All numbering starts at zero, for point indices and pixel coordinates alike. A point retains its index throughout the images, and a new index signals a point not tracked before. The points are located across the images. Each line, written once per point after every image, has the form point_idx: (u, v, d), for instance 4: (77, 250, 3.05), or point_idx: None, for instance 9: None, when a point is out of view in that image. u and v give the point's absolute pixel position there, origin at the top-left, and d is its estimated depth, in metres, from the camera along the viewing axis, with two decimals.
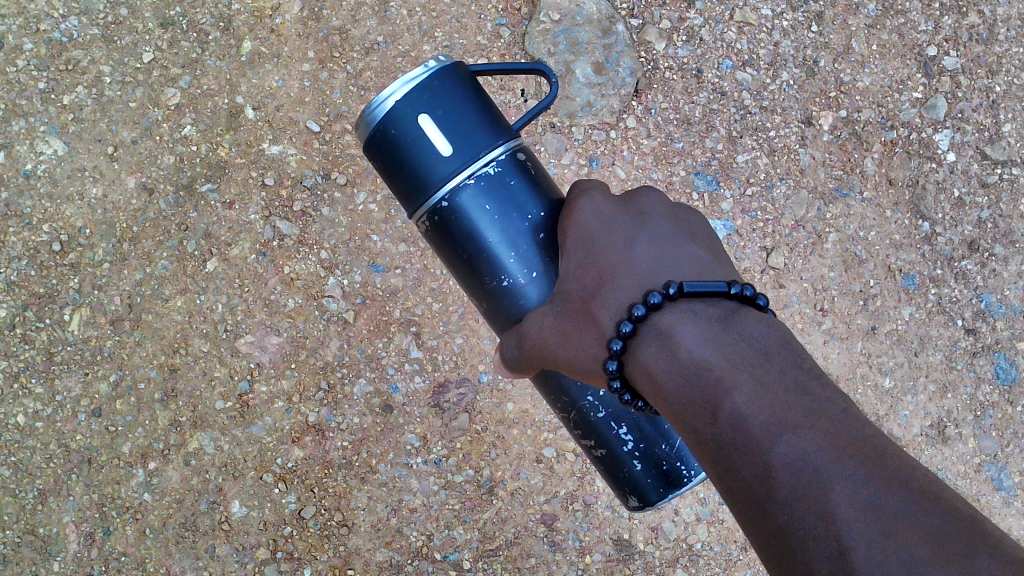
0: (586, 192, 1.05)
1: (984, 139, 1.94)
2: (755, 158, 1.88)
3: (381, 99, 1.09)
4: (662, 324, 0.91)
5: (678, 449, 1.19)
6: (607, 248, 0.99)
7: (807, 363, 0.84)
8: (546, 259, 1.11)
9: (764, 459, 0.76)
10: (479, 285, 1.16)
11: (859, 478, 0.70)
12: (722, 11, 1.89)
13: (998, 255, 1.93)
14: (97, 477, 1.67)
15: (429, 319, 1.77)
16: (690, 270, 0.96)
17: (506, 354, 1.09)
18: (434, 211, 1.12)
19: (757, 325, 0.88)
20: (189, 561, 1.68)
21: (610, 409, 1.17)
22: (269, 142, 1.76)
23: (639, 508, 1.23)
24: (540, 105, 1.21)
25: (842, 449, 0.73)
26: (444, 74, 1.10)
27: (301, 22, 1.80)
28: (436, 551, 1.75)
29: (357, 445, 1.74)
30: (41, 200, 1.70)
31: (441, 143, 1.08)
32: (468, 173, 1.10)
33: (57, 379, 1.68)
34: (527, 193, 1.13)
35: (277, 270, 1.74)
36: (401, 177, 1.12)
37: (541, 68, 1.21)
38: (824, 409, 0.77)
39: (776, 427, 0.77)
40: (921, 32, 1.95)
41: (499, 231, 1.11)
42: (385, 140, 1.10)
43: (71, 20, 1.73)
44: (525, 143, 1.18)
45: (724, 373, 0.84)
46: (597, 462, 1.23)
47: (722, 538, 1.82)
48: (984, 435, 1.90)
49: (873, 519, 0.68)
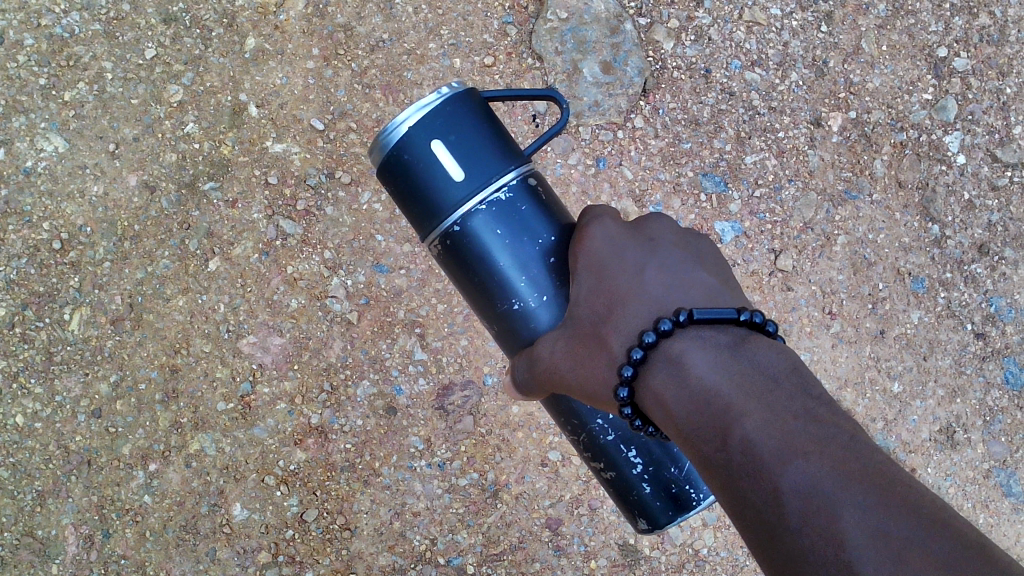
0: (597, 217, 1.03)
1: (994, 141, 1.92)
2: (764, 159, 1.86)
3: (395, 124, 1.07)
4: (674, 350, 0.89)
5: (687, 472, 1.17)
6: (619, 274, 0.97)
7: (818, 391, 0.82)
8: (558, 283, 1.09)
9: (773, 485, 0.74)
10: (491, 307, 1.13)
11: (869, 505, 0.69)
12: (731, 10, 1.87)
13: (1008, 258, 1.91)
14: (97, 479, 1.65)
15: (433, 320, 1.75)
16: (700, 295, 0.94)
17: (518, 377, 1.07)
18: (446, 234, 1.10)
19: (767, 353, 0.86)
20: (189, 564, 1.66)
21: (620, 432, 1.15)
22: (273, 140, 1.74)
23: (648, 530, 1.21)
24: (553, 129, 1.19)
25: (852, 475, 0.71)
26: (458, 100, 1.09)
27: (305, 19, 1.77)
28: (440, 556, 1.73)
29: (360, 447, 1.72)
30: (41, 198, 1.68)
31: (454, 168, 1.07)
32: (480, 197, 1.08)
33: (56, 379, 1.66)
34: (538, 218, 1.11)
35: (280, 270, 1.72)
36: (414, 201, 1.10)
37: (554, 94, 1.19)
38: (833, 435, 0.75)
39: (786, 453, 0.75)
40: (932, 33, 1.92)
41: (511, 255, 1.09)
42: (398, 165, 1.08)
43: (73, 15, 1.71)
44: (536, 167, 1.15)
45: (734, 401, 0.81)
46: (607, 484, 1.21)
47: (728, 543, 1.80)
48: (993, 440, 1.88)
49: (883, 545, 0.66)
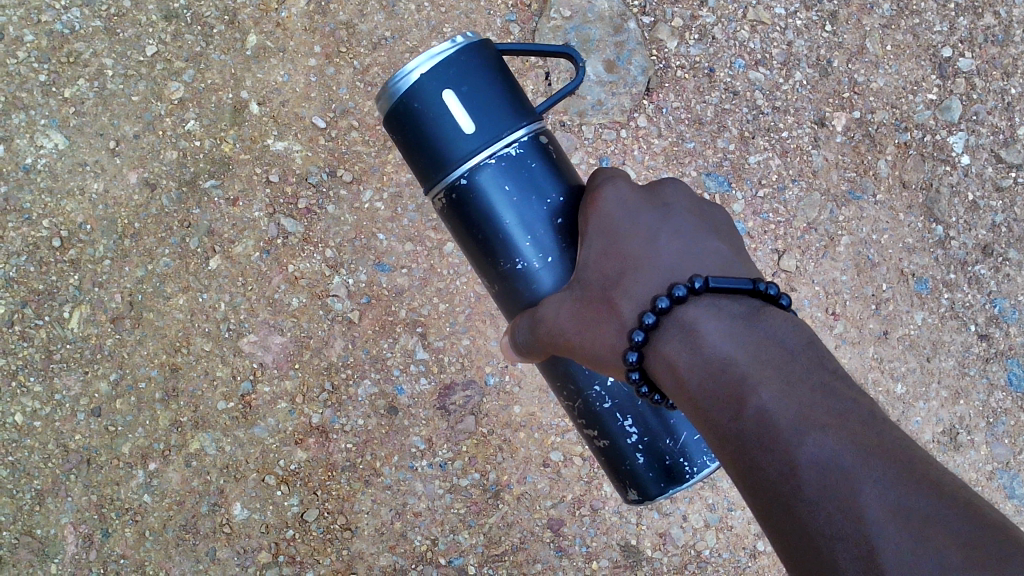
0: (610, 180, 1.02)
1: (998, 142, 1.91)
2: (767, 159, 1.85)
3: (406, 71, 1.06)
4: (686, 317, 0.87)
5: (682, 444, 1.15)
6: (631, 238, 0.96)
7: (834, 365, 0.80)
8: (563, 245, 1.09)
9: (790, 458, 0.72)
10: (493, 265, 1.13)
11: (889, 480, 0.66)
12: (735, 9, 1.86)
13: (1012, 260, 1.90)
14: (96, 478, 1.64)
15: (435, 319, 1.74)
16: (715, 265, 0.93)
17: (519, 337, 1.06)
18: (452, 187, 1.09)
19: (783, 325, 0.84)
20: (189, 563, 1.65)
21: (617, 401, 1.15)
22: (274, 138, 1.73)
23: (638, 502, 1.20)
24: (566, 88, 1.18)
25: (870, 449, 0.69)
26: (472, 50, 1.07)
27: (307, 16, 1.76)
28: (441, 556, 1.72)
29: (361, 447, 1.71)
30: (40, 195, 1.67)
31: (465, 120, 1.05)
32: (489, 152, 1.07)
33: (56, 377, 1.65)
34: (547, 177, 1.11)
35: (281, 268, 1.71)
36: (421, 152, 1.09)
37: (570, 52, 1.19)
38: (851, 410, 0.73)
39: (804, 426, 0.72)
40: (936, 33, 1.91)
41: (517, 214, 1.09)
42: (407, 113, 1.07)
43: (73, 11, 1.69)
44: (547, 126, 1.15)
45: (750, 371, 0.79)
46: (600, 453, 1.21)
47: (731, 544, 1.79)
48: (996, 442, 1.87)
49: (903, 522, 0.63)
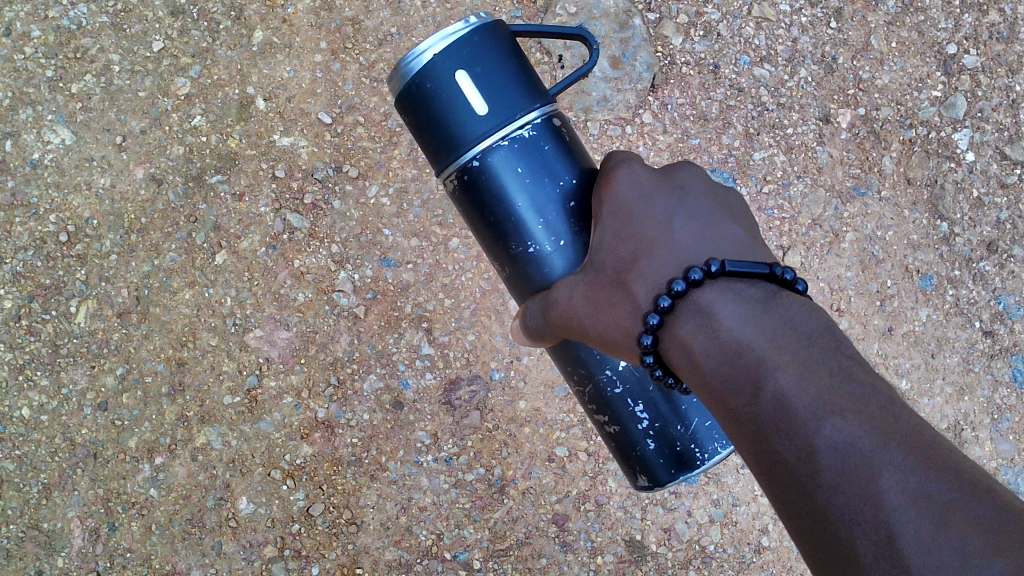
0: (625, 163, 1.02)
1: (1003, 139, 1.91)
2: (772, 155, 1.85)
3: (419, 51, 1.06)
4: (703, 300, 0.88)
5: (693, 431, 1.16)
6: (646, 221, 0.96)
7: (851, 349, 0.80)
8: (575, 229, 1.09)
9: (808, 441, 0.72)
10: (504, 248, 1.13)
11: (908, 465, 0.66)
12: (740, 6, 1.87)
13: (1017, 256, 1.90)
14: (103, 472, 1.65)
15: (440, 315, 1.74)
16: (729, 249, 0.93)
17: (531, 321, 1.07)
18: (464, 169, 1.10)
19: (800, 308, 0.84)
20: (195, 557, 1.66)
21: (628, 386, 1.15)
22: (281, 133, 1.74)
23: (648, 488, 1.21)
24: (579, 71, 1.18)
25: (889, 434, 0.69)
26: (486, 32, 1.07)
27: (313, 12, 1.77)
28: (446, 551, 1.72)
29: (367, 442, 1.71)
30: (48, 190, 1.68)
31: (478, 102, 1.06)
32: (502, 135, 1.07)
33: (62, 372, 1.65)
34: (560, 160, 1.11)
35: (287, 263, 1.71)
36: (433, 133, 1.09)
37: (583, 34, 1.19)
38: (870, 393, 0.73)
39: (822, 410, 0.73)
40: (941, 30, 1.92)
41: (529, 197, 1.09)
42: (420, 94, 1.07)
43: (80, 7, 1.70)
44: (560, 108, 1.15)
45: (768, 354, 0.80)
46: (610, 439, 1.22)
47: (735, 540, 1.79)
48: (1001, 438, 1.87)
49: (923, 507, 0.64)
